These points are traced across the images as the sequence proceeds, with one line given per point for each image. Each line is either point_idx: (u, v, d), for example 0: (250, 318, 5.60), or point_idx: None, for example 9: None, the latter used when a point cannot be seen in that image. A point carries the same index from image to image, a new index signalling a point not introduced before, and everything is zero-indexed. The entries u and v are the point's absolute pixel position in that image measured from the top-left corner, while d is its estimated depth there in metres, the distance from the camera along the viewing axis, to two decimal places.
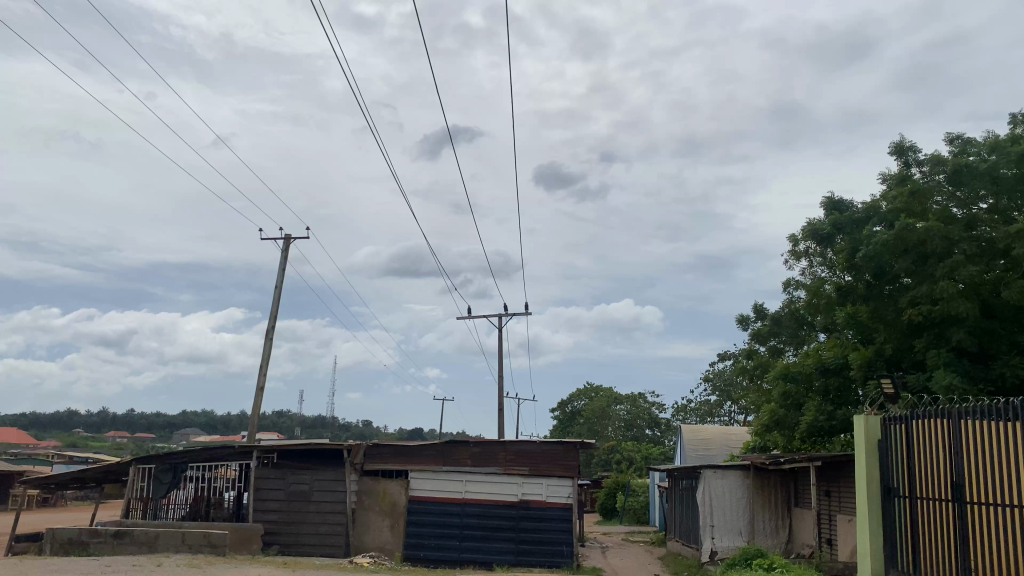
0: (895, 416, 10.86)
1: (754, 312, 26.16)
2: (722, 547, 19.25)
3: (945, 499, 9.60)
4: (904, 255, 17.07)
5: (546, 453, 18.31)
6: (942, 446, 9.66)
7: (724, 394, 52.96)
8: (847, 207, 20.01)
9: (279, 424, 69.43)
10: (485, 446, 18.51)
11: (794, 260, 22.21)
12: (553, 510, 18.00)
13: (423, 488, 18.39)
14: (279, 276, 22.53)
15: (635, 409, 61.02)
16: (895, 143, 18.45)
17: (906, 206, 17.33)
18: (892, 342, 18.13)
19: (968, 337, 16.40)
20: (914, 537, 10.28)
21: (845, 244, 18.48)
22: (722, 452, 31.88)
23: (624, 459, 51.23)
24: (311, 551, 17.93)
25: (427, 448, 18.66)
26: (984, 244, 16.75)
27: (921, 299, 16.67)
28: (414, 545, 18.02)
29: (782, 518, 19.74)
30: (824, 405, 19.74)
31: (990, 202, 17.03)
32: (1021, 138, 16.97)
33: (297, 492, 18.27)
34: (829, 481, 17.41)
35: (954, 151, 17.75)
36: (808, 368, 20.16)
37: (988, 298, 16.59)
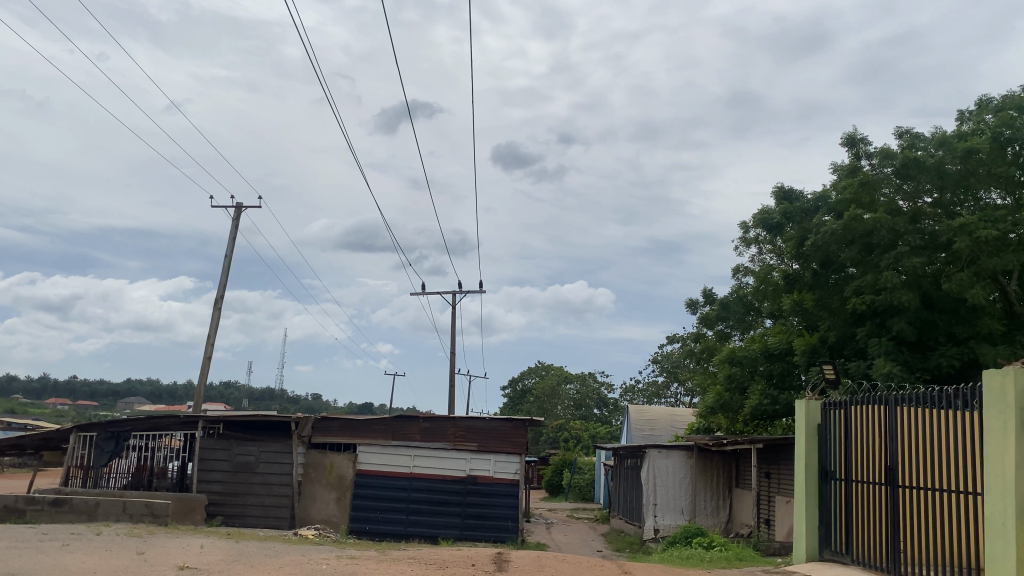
0: (835, 401, 11.13)
1: (703, 296, 26.58)
2: (664, 525, 19.69)
3: (880, 483, 9.94)
4: (851, 245, 17.51)
5: (495, 430, 18.39)
6: (879, 431, 9.98)
7: (671, 376, 53.90)
8: (796, 197, 20.38)
9: (227, 394, 68.73)
10: (435, 422, 18.54)
11: (744, 247, 22.56)
12: (499, 486, 18.16)
13: (370, 462, 18.37)
14: (229, 245, 22.11)
15: (585, 389, 61.75)
16: (847, 135, 18.80)
17: (855, 197, 17.73)
18: (836, 329, 18.53)
19: (909, 326, 16.88)
20: (849, 518, 10.63)
21: (794, 232, 18.89)
22: (667, 433, 32.45)
23: (573, 438, 51.71)
24: (254, 523, 17.87)
25: (377, 422, 18.62)
26: (928, 236, 17.25)
27: (866, 288, 17.11)
28: (360, 519, 18.04)
29: (723, 498, 20.20)
30: (768, 389, 20.08)
31: (935, 195, 17.58)
32: (967, 134, 17.39)
33: (242, 464, 18.12)
34: (769, 463, 17.86)
35: (903, 145, 18.19)
36: (753, 353, 20.53)
37: (929, 290, 17.12)
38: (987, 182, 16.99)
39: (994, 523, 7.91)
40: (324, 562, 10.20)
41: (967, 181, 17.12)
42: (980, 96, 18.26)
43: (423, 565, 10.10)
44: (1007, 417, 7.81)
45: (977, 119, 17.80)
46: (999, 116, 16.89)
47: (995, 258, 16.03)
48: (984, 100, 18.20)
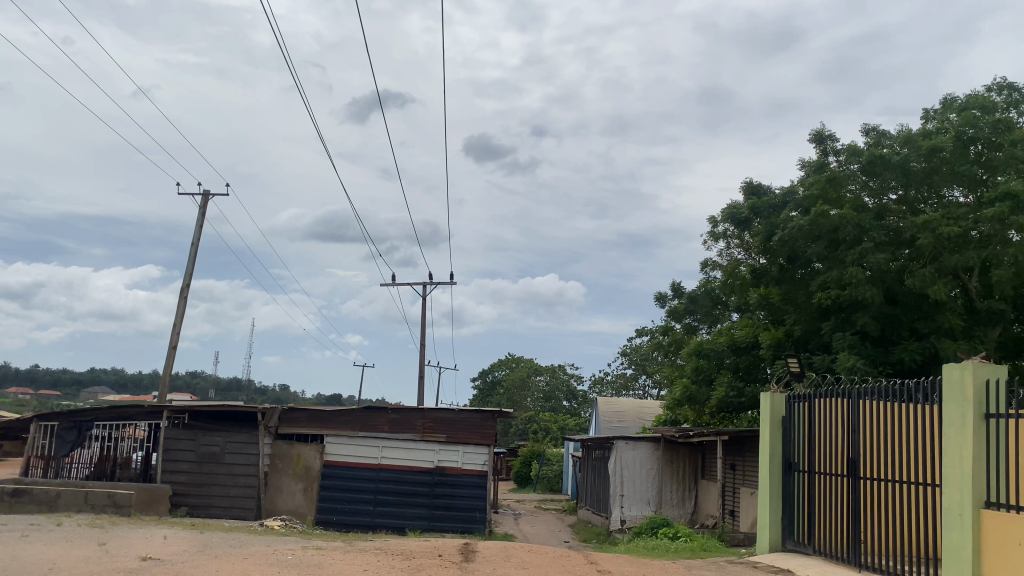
0: (799, 394, 11.30)
1: (672, 290, 26.77)
2: (630, 516, 19.84)
3: (841, 475, 10.11)
4: (817, 241, 17.74)
5: (463, 421, 18.39)
6: (841, 423, 10.15)
7: (640, 368, 54.32)
8: (765, 192, 20.58)
9: (193, 384, 67.99)
10: (403, 413, 18.49)
11: (713, 242, 22.74)
12: (467, 477, 18.19)
13: (338, 453, 18.28)
14: (196, 233, 21.83)
15: (555, 381, 61.99)
16: (815, 131, 19.03)
17: (822, 193, 17.89)
18: (802, 323, 18.78)
19: (872, 321, 17.15)
20: (811, 509, 10.80)
21: (762, 227, 19.10)
22: (635, 424, 32.67)
23: (541, 430, 51.87)
24: (220, 514, 17.69)
25: (344, 413, 18.53)
26: (892, 233, 17.55)
27: (831, 283, 17.36)
28: (327, 510, 17.97)
29: (688, 489, 20.41)
30: (734, 382, 20.30)
31: (899, 192, 17.88)
32: (931, 133, 17.68)
33: (208, 454, 17.88)
34: (734, 455, 18.05)
35: (869, 142, 18.47)
36: (720, 346, 20.71)
37: (892, 286, 17.40)
38: (950, 179, 17.29)
39: (951, 514, 8.08)
40: (289, 553, 10.17)
41: (931, 179, 17.41)
42: (944, 95, 18.58)
43: (389, 556, 10.10)
44: (966, 410, 7.97)
45: (942, 118, 18.08)
46: (962, 115, 17.16)
47: (957, 254, 16.33)
48: (948, 99, 18.51)
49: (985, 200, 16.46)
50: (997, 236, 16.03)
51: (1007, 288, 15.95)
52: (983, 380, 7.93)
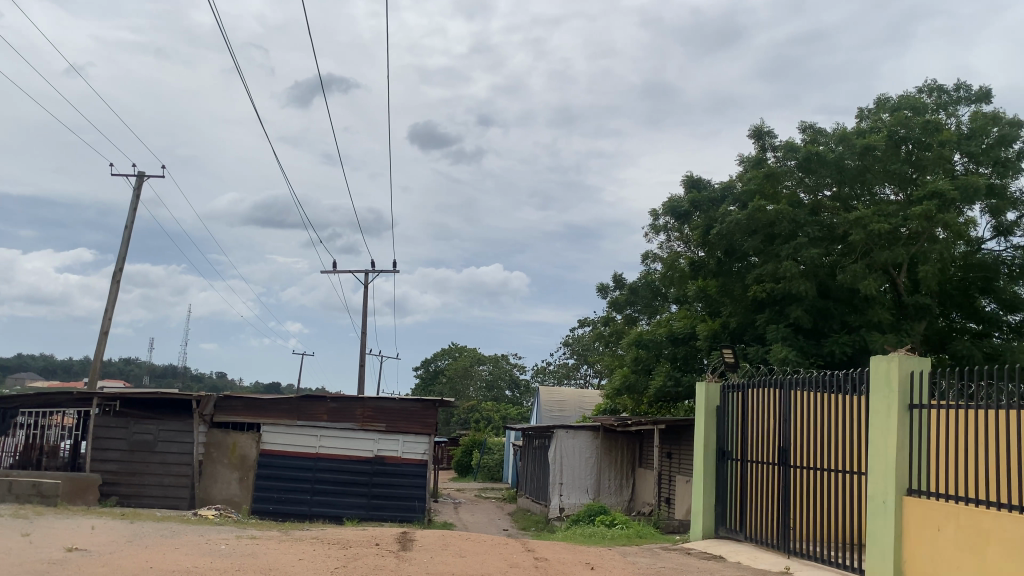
0: (734, 384, 11.56)
1: (613, 281, 27.04)
2: (569, 504, 20.07)
3: (772, 464, 10.40)
4: (753, 235, 18.14)
5: (405, 411, 18.31)
6: (774, 413, 10.42)
7: (582, 358, 54.85)
8: (705, 186, 20.93)
9: (126, 370, 66.17)
10: (343, 402, 18.31)
11: (654, 234, 23.02)
12: (407, 466, 18.16)
13: (275, 442, 18.04)
14: (129, 216, 21.24)
15: (498, 370, 62.19)
16: (754, 127, 19.39)
17: (760, 188, 18.33)
18: (738, 315, 19.18)
19: (805, 314, 17.61)
20: (743, 496, 11.08)
21: (701, 221, 19.42)
22: (575, 413, 32.98)
23: (483, 418, 52.02)
24: (152, 503, 17.35)
25: (282, 401, 18.27)
26: (826, 228, 18.09)
27: (766, 277, 17.77)
28: (263, 499, 17.75)
29: (626, 477, 20.72)
30: (672, 371, 20.65)
31: (833, 189, 18.36)
32: (865, 132, 18.17)
33: (139, 442, 17.48)
34: (670, 444, 18.38)
35: (806, 139, 18.88)
36: (659, 337, 20.98)
37: (825, 280, 17.89)
38: (882, 177, 17.80)
39: (876, 501, 8.38)
40: (222, 543, 10.01)
41: (863, 176, 17.88)
42: (879, 95, 19.13)
43: (325, 545, 10.03)
44: (891, 401, 8.25)
45: (875, 117, 18.59)
46: (895, 116, 17.74)
47: (887, 251, 16.84)
48: (881, 99, 19.08)
49: (914, 197, 16.98)
50: (925, 234, 16.58)
51: (933, 283, 16.49)
52: (908, 372, 8.21)
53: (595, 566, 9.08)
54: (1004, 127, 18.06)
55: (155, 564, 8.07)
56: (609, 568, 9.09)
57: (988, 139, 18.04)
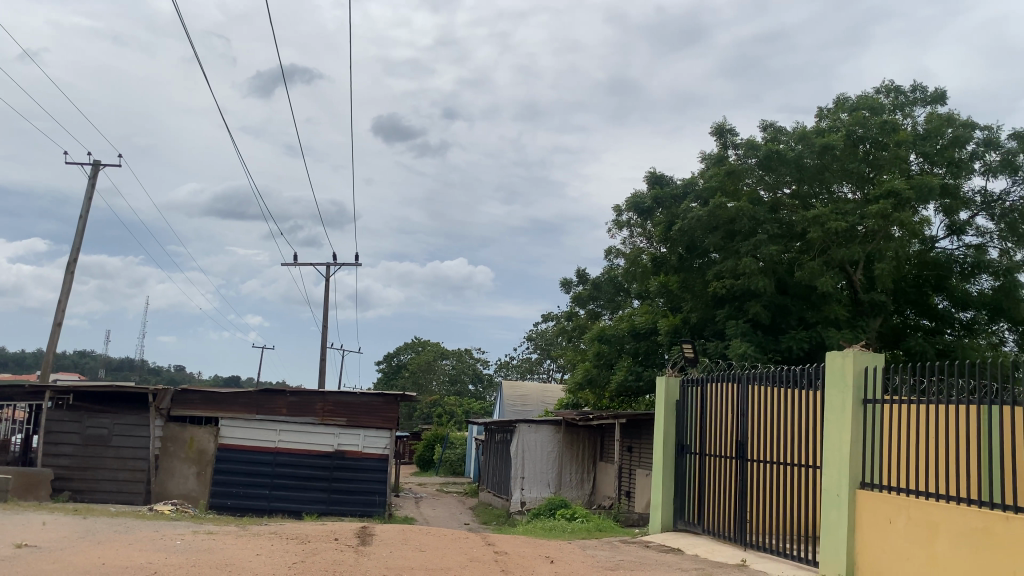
0: (693, 378, 11.69)
1: (577, 276, 27.17)
2: (530, 498, 20.14)
3: (730, 457, 10.54)
4: (713, 231, 18.35)
5: (366, 405, 18.21)
6: (732, 407, 10.57)
7: (545, 353, 55.04)
8: (667, 182, 21.10)
9: (80, 363, 64.75)
10: (302, 396, 18.14)
11: (617, 230, 23.16)
12: (368, 461, 18.08)
13: (233, 436, 17.84)
14: (84, 206, 20.80)
15: (461, 364, 62.15)
16: (716, 124, 19.59)
17: (721, 185, 18.66)
18: (698, 311, 19.39)
19: (763, 310, 17.85)
20: (701, 488, 11.22)
21: (663, 217, 19.61)
22: (538, 408, 33.08)
23: (446, 413, 51.95)
24: (106, 498, 17.04)
25: (241, 395, 18.05)
26: (785, 225, 18.37)
27: (726, 273, 17.99)
28: (221, 494, 17.55)
29: (587, 471, 20.84)
30: (634, 366, 20.81)
31: (793, 187, 18.62)
32: (823, 131, 18.47)
33: (93, 436, 17.15)
34: (631, 437, 18.53)
35: (767, 137, 19.11)
36: (621, 331, 21.13)
37: (783, 277, 18.16)
38: (840, 176, 18.08)
39: (831, 494, 8.54)
40: (177, 538, 9.88)
41: (822, 175, 18.13)
42: (837, 95, 19.47)
43: (283, 540, 9.94)
44: (845, 396, 8.41)
45: (834, 117, 18.89)
46: (853, 115, 18.05)
47: (843, 248, 17.14)
48: (840, 99, 19.39)
49: (871, 196, 17.28)
50: (881, 232, 16.88)
51: (888, 281, 16.79)
52: (862, 367, 8.37)
53: (554, 560, 9.13)
54: (958, 128, 18.46)
55: (107, 560, 7.92)
56: (568, 561, 9.14)
57: (943, 140, 18.42)
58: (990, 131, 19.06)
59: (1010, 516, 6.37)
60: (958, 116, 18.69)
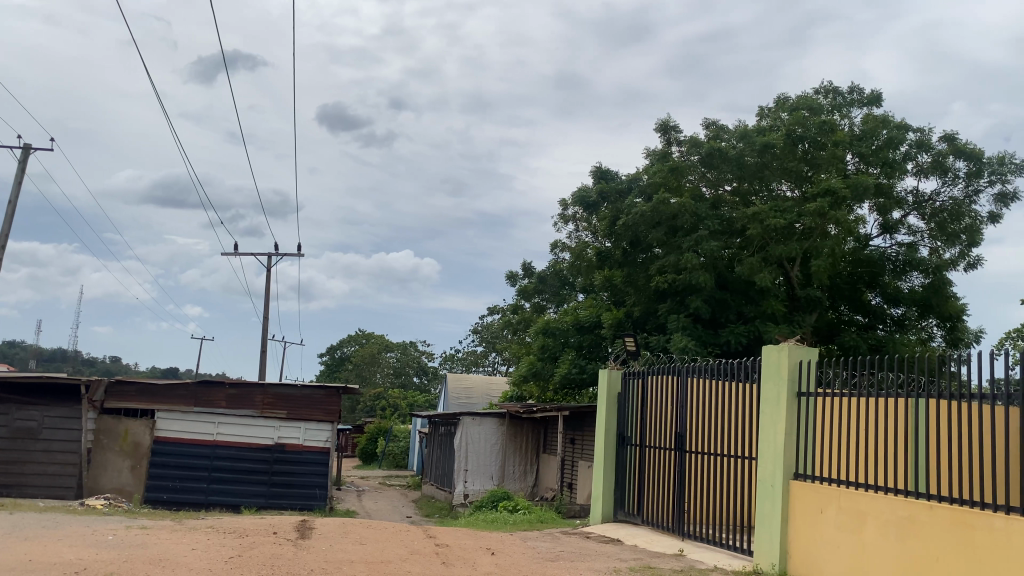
0: (635, 371, 11.84)
1: (523, 269, 27.27)
2: (473, 490, 20.18)
3: (670, 449, 10.71)
4: (656, 227, 18.58)
5: (307, 398, 18.00)
6: (672, 399, 10.73)
7: (490, 346, 55.15)
8: (613, 177, 21.29)
9: (9, 354, 62.50)
10: (242, 388, 17.84)
11: (562, 224, 23.30)
12: (309, 454, 17.90)
13: (170, 428, 17.46)
14: (14, 190, 20.08)
15: (406, 357, 61.87)
16: (661, 121, 19.83)
17: (664, 181, 18.72)
18: (641, 305, 19.64)
19: (704, 304, 18.16)
20: (641, 480, 11.38)
21: (608, 212, 19.78)
22: (482, 400, 33.14)
23: (390, 406, 51.69)
24: (35, 493, 16.52)
25: (178, 387, 17.67)
26: (725, 222, 18.72)
27: (668, 267, 18.24)
28: (156, 488, 17.16)
29: (530, 463, 20.93)
30: (578, 359, 20.99)
31: (734, 184, 19.01)
32: (763, 130, 18.88)
33: (23, 429, 16.62)
34: (574, 429, 18.72)
35: (709, 135, 19.43)
36: (565, 325, 21.28)
37: (723, 272, 18.50)
38: (779, 174, 18.44)
39: (765, 485, 8.74)
40: (110, 533, 9.65)
41: (762, 173, 18.53)
42: (778, 94, 19.89)
43: (220, 534, 9.79)
44: (780, 389, 8.62)
45: (775, 116, 19.31)
46: (794, 115, 18.31)
47: (781, 245, 17.54)
48: (781, 99, 19.81)
49: (809, 194, 17.68)
50: (818, 229, 17.27)
51: (824, 277, 17.24)
52: (796, 361, 8.58)
53: (495, 551, 9.18)
54: (892, 130, 19.01)
55: (34, 556, 7.70)
56: (509, 552, 9.20)
57: (878, 141, 18.96)
58: (923, 133, 19.68)
59: (934, 505, 6.61)
60: (892, 117, 19.25)
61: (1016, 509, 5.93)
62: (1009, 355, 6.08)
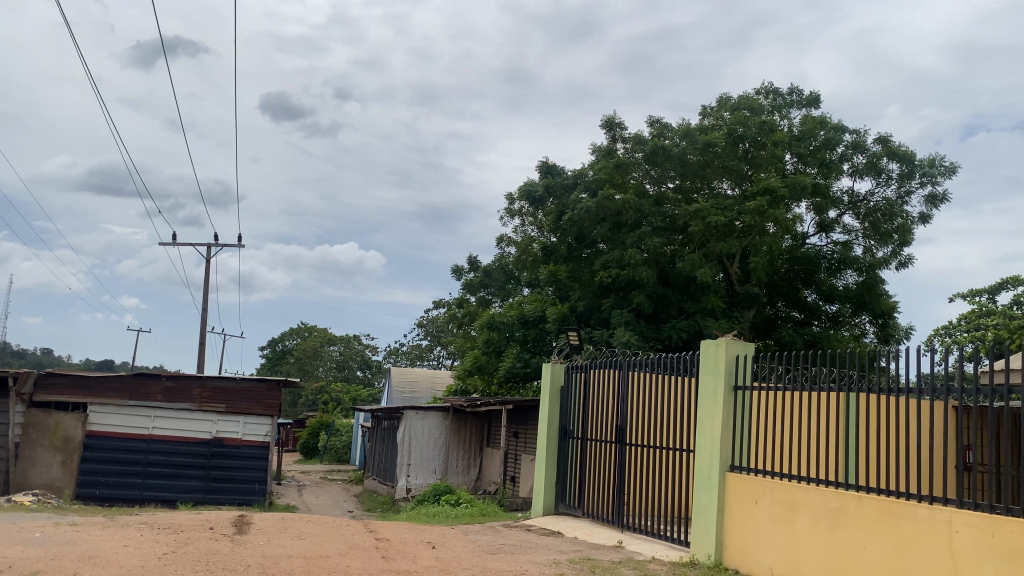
0: (578, 365, 11.93)
1: (468, 263, 27.24)
2: (416, 485, 20.10)
3: (611, 442, 10.84)
4: (601, 222, 18.73)
5: (247, 391, 17.73)
6: (614, 393, 10.85)
7: (435, 340, 54.97)
8: (559, 172, 21.38)
9: None
10: (179, 381, 17.46)
11: (509, 218, 23.33)
12: (247, 448, 17.65)
13: (103, 422, 16.98)
14: None
15: (349, 351, 61.32)
16: (606, 117, 19.99)
17: (609, 177, 18.90)
18: (585, 300, 19.80)
19: (646, 299, 18.39)
20: (582, 474, 11.49)
21: (554, 207, 19.86)
22: (426, 394, 33.02)
23: (333, 400, 51.27)
24: None
25: (112, 380, 17.20)
26: (669, 219, 19.00)
27: (612, 263, 18.40)
28: (88, 483, 16.65)
29: (473, 457, 20.96)
30: (522, 353, 21.05)
31: (676, 181, 19.29)
32: (705, 129, 19.17)
33: None
34: (518, 423, 18.80)
35: (653, 133, 19.67)
36: (510, 319, 21.31)
37: (665, 268, 18.76)
38: (720, 173, 18.75)
39: (702, 478, 8.91)
40: (37, 530, 9.35)
41: (704, 171, 18.84)
42: (720, 94, 20.23)
43: (153, 530, 9.57)
44: (718, 383, 8.79)
45: (717, 115, 19.62)
46: (735, 114, 18.71)
47: (721, 242, 17.85)
48: (723, 98, 20.15)
49: (748, 193, 18.01)
50: (756, 228, 17.61)
51: (762, 273, 17.61)
52: (734, 355, 8.75)
53: (436, 545, 9.16)
54: (829, 131, 19.50)
55: None
56: (450, 546, 9.19)
57: (816, 141, 19.40)
58: (858, 134, 20.22)
59: (862, 496, 6.83)
60: (829, 119, 19.74)
61: (939, 500, 6.16)
62: (936, 352, 6.28)
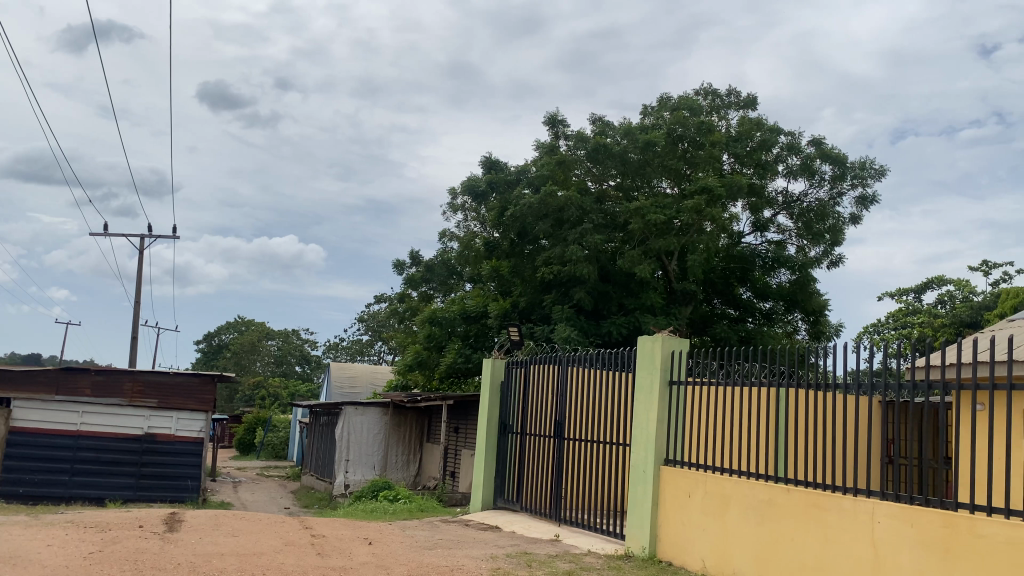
0: (518, 361, 11.98)
1: (409, 257, 27.07)
2: (354, 481, 20.00)
3: (550, 437, 10.91)
4: (543, 219, 18.87)
5: (181, 385, 17.31)
6: (554, 389, 10.92)
7: (376, 335, 54.57)
8: (502, 168, 21.41)
9: None
10: (109, 375, 16.98)
11: (451, 213, 23.29)
12: (181, 444, 17.27)
13: (27, 418, 16.35)
14: None
15: (288, 346, 60.47)
16: (550, 114, 20.07)
17: (552, 174, 19.10)
18: (527, 296, 19.90)
19: (587, 295, 18.54)
20: (521, 469, 11.55)
21: (497, 203, 19.90)
22: (366, 390, 32.79)
23: (270, 396, 50.49)
24: None
25: (38, 374, 16.62)
26: (610, 216, 19.28)
27: (554, 259, 18.54)
28: (11, 481, 16.09)
29: (413, 452, 20.88)
30: (463, 348, 21.06)
31: (617, 180, 19.53)
32: (646, 127, 19.41)
33: None
34: (458, 418, 18.80)
35: (595, 131, 19.85)
36: (451, 314, 21.04)
37: (605, 265, 18.99)
38: (660, 172, 19.02)
39: (637, 471, 9.05)
40: None
41: (644, 170, 19.11)
42: (660, 94, 20.50)
43: (80, 529, 9.28)
44: (654, 377, 8.93)
45: (657, 115, 19.84)
46: (675, 114, 18.82)
47: (660, 240, 18.11)
48: (663, 98, 20.41)
49: (687, 192, 18.30)
50: (694, 226, 17.95)
51: (699, 271, 17.94)
52: (669, 351, 8.90)
53: (372, 541, 9.10)
54: (765, 132, 19.92)
55: None
56: (387, 542, 9.15)
57: (752, 142, 19.84)
58: (793, 137, 20.73)
59: (791, 488, 7.03)
60: (766, 120, 20.14)
61: (863, 492, 6.38)
62: (863, 349, 6.48)
